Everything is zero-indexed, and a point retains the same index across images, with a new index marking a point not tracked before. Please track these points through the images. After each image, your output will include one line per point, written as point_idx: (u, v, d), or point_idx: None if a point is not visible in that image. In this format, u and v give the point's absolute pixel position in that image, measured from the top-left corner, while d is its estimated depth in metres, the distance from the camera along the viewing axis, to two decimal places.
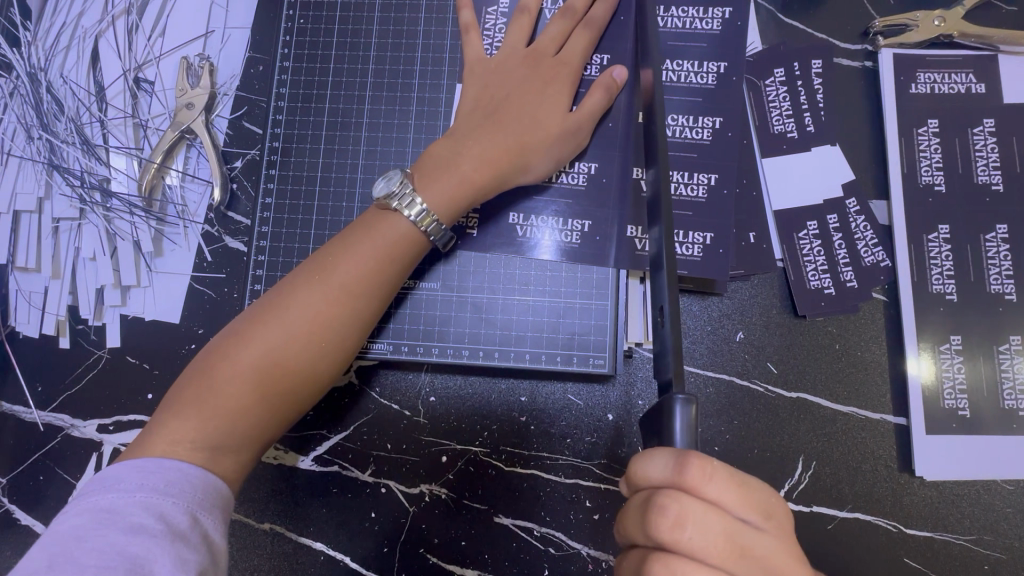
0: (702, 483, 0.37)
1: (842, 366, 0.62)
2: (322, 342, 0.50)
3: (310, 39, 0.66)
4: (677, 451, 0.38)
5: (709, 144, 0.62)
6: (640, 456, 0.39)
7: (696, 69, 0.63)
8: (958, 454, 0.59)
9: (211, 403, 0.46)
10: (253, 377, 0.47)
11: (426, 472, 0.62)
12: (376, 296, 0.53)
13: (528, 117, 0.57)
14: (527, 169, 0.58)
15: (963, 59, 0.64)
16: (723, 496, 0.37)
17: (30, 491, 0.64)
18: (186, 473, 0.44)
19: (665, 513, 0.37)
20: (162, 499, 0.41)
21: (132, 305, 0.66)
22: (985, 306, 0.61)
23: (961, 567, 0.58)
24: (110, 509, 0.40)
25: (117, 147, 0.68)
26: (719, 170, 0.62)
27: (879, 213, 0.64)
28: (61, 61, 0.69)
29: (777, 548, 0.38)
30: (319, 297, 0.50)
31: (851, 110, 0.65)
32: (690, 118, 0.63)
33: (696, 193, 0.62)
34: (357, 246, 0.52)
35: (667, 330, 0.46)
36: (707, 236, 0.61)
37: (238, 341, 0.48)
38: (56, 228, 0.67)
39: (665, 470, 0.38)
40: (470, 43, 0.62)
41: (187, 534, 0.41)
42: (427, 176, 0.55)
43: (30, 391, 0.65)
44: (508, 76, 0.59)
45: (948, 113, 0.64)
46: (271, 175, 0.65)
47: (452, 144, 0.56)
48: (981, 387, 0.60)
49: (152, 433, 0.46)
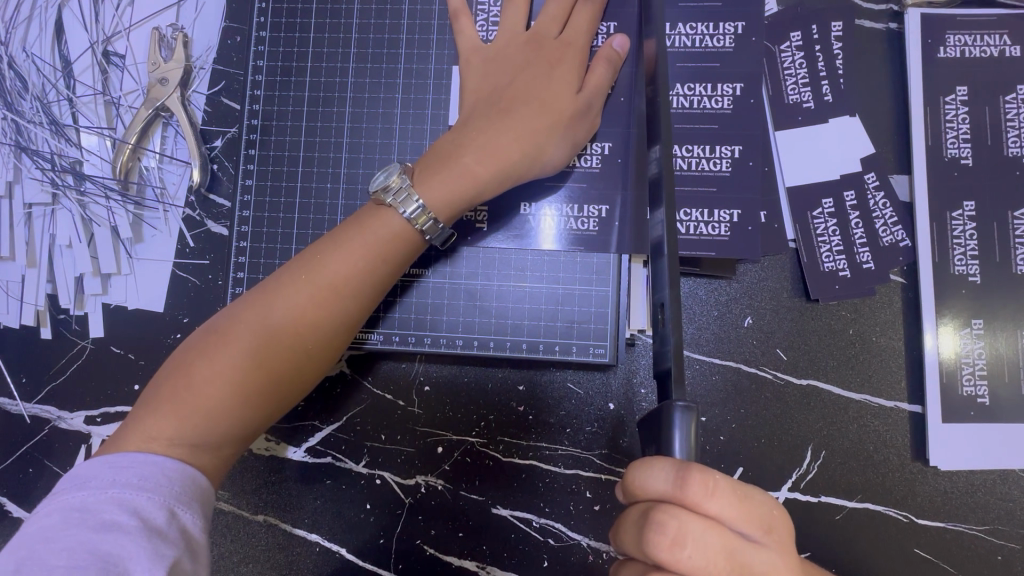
0: (702, 499, 0.35)
1: (855, 352, 0.59)
2: (309, 340, 0.47)
3: (289, 6, 0.61)
4: (679, 463, 0.36)
5: (731, 114, 0.58)
6: (638, 465, 0.37)
7: (711, 32, 0.58)
8: (974, 444, 0.57)
9: (190, 400, 0.44)
10: (235, 374, 0.45)
11: (422, 464, 0.61)
12: (368, 295, 0.50)
13: (536, 102, 0.53)
14: (540, 162, 0.54)
15: (996, 19, 0.59)
16: (725, 512, 0.35)
17: (19, 483, 0.63)
18: (161, 468, 0.41)
19: (663, 531, 0.35)
20: (137, 494, 0.39)
21: (113, 293, 0.63)
22: (1010, 287, 0.58)
23: (972, 557, 0.57)
24: (81, 508, 0.38)
25: (87, 126, 0.64)
26: (743, 140, 0.58)
27: (900, 189, 0.60)
28: (23, 34, 0.64)
29: (778, 565, 0.36)
30: (305, 294, 0.47)
31: (873, 78, 0.60)
32: (708, 86, 0.58)
33: (719, 167, 0.58)
34: (349, 241, 0.49)
35: (668, 331, 0.42)
36: (734, 213, 0.58)
37: (221, 337, 0.46)
38: (29, 214, 0.64)
39: (666, 484, 0.36)
40: (462, 32, 0.57)
41: (164, 530, 0.38)
42: (428, 171, 0.51)
43: (15, 384, 0.63)
44: (509, 62, 0.55)
45: (980, 78, 0.59)
46: (251, 155, 0.61)
47: (456, 137, 0.53)
48: (1002, 372, 0.58)
49: (127, 429, 0.43)
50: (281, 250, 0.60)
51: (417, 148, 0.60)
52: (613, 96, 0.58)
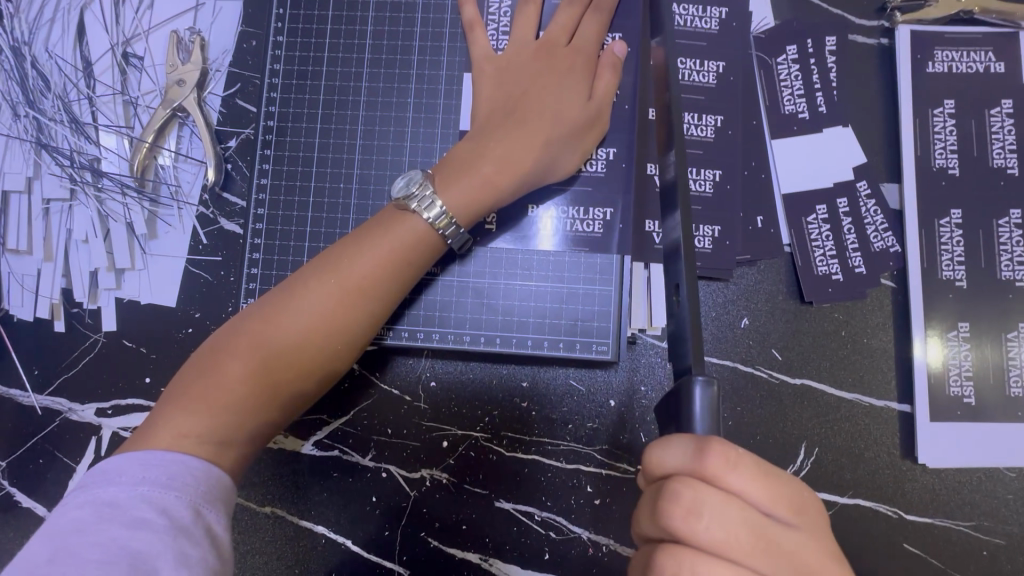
0: (723, 472, 0.36)
1: (847, 353, 0.61)
2: (334, 341, 0.49)
3: (305, 12, 0.64)
4: (697, 437, 0.36)
5: (713, 142, 0.61)
6: (657, 443, 0.38)
7: (697, 68, 0.62)
8: (961, 442, 0.59)
9: (220, 397, 0.45)
10: (263, 372, 0.46)
11: (427, 458, 0.62)
12: (390, 298, 0.52)
13: (549, 112, 0.55)
14: (552, 167, 0.56)
15: (982, 37, 0.62)
16: (742, 485, 0.36)
17: (30, 474, 0.64)
18: (188, 466, 0.42)
19: (678, 499, 0.36)
20: (166, 493, 0.40)
21: (127, 288, 0.65)
22: (995, 292, 0.60)
23: (958, 553, 0.59)
24: (113, 503, 0.39)
25: (106, 125, 0.65)
26: (723, 166, 0.61)
27: (890, 197, 0.62)
28: (45, 35, 0.66)
29: (801, 542, 0.36)
30: (333, 296, 0.49)
31: (865, 91, 0.63)
32: (694, 115, 0.62)
33: (703, 189, 0.61)
34: (374, 245, 0.51)
35: (684, 311, 0.42)
36: (716, 229, 0.61)
37: (250, 337, 0.47)
38: (47, 209, 0.65)
39: (684, 457, 0.37)
40: (475, 43, 0.60)
41: (191, 528, 0.39)
42: (448, 177, 0.53)
43: (28, 376, 0.65)
44: (521, 70, 0.57)
45: (966, 92, 0.62)
46: (266, 155, 0.63)
47: (474, 146, 0.55)
48: (987, 374, 0.60)
49: (155, 427, 0.44)
50: (294, 247, 0.62)
51: (428, 151, 0.62)
52: (619, 102, 0.60)
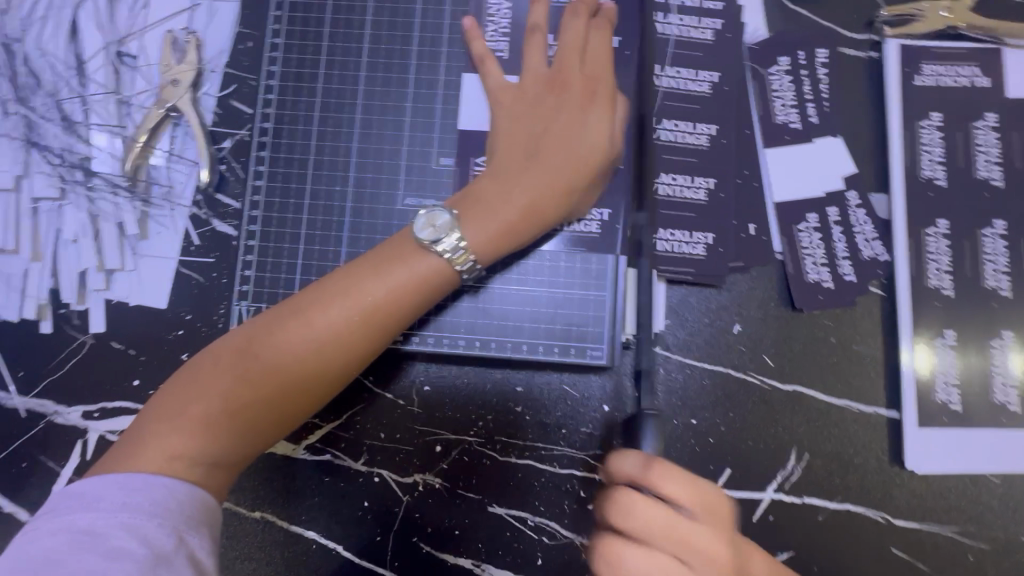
0: (660, 481, 0.44)
1: (837, 359, 0.62)
2: (334, 369, 0.48)
3: (303, 15, 0.64)
4: (646, 455, 0.45)
5: (707, 150, 0.62)
6: (617, 452, 0.47)
7: (692, 77, 0.63)
8: (947, 447, 0.60)
9: (213, 418, 0.45)
10: (259, 395, 0.46)
11: (420, 462, 0.62)
12: (394, 328, 0.51)
13: (571, 151, 0.54)
14: (570, 210, 0.57)
15: (968, 52, 0.64)
16: (679, 494, 0.44)
17: (12, 478, 0.62)
18: (171, 490, 0.41)
19: (620, 498, 0.44)
20: (146, 521, 0.39)
21: (116, 289, 0.64)
22: (980, 302, 0.62)
23: (944, 557, 0.60)
24: (89, 532, 0.38)
25: (99, 123, 0.65)
26: (717, 174, 0.62)
27: (879, 206, 0.63)
28: (37, 32, 0.66)
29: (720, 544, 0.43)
30: (338, 325, 0.48)
31: (855, 103, 0.64)
32: (687, 124, 0.63)
33: (697, 195, 0.62)
34: (385, 274, 0.50)
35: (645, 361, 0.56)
36: (709, 236, 0.62)
37: (248, 358, 0.47)
38: (35, 208, 0.64)
39: (633, 466, 0.45)
40: (487, 75, 0.59)
41: (171, 557, 0.39)
42: (468, 212, 0.52)
43: (12, 377, 0.63)
44: (539, 103, 0.56)
45: (952, 106, 0.63)
46: (262, 157, 0.62)
47: (498, 191, 0.53)
48: (972, 381, 0.61)
49: (143, 444, 0.43)
50: (289, 250, 0.61)
51: (425, 155, 0.62)
52: None
